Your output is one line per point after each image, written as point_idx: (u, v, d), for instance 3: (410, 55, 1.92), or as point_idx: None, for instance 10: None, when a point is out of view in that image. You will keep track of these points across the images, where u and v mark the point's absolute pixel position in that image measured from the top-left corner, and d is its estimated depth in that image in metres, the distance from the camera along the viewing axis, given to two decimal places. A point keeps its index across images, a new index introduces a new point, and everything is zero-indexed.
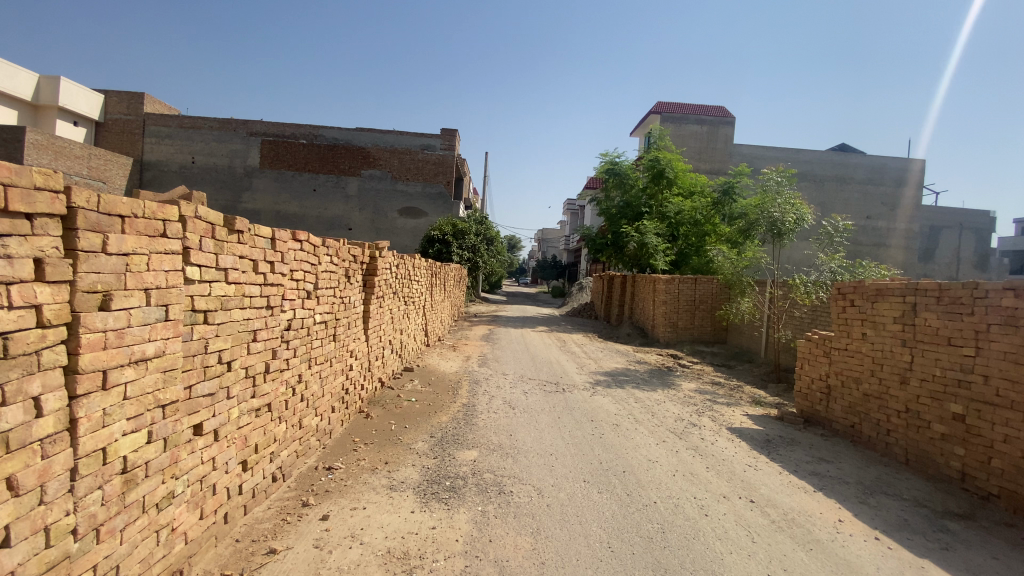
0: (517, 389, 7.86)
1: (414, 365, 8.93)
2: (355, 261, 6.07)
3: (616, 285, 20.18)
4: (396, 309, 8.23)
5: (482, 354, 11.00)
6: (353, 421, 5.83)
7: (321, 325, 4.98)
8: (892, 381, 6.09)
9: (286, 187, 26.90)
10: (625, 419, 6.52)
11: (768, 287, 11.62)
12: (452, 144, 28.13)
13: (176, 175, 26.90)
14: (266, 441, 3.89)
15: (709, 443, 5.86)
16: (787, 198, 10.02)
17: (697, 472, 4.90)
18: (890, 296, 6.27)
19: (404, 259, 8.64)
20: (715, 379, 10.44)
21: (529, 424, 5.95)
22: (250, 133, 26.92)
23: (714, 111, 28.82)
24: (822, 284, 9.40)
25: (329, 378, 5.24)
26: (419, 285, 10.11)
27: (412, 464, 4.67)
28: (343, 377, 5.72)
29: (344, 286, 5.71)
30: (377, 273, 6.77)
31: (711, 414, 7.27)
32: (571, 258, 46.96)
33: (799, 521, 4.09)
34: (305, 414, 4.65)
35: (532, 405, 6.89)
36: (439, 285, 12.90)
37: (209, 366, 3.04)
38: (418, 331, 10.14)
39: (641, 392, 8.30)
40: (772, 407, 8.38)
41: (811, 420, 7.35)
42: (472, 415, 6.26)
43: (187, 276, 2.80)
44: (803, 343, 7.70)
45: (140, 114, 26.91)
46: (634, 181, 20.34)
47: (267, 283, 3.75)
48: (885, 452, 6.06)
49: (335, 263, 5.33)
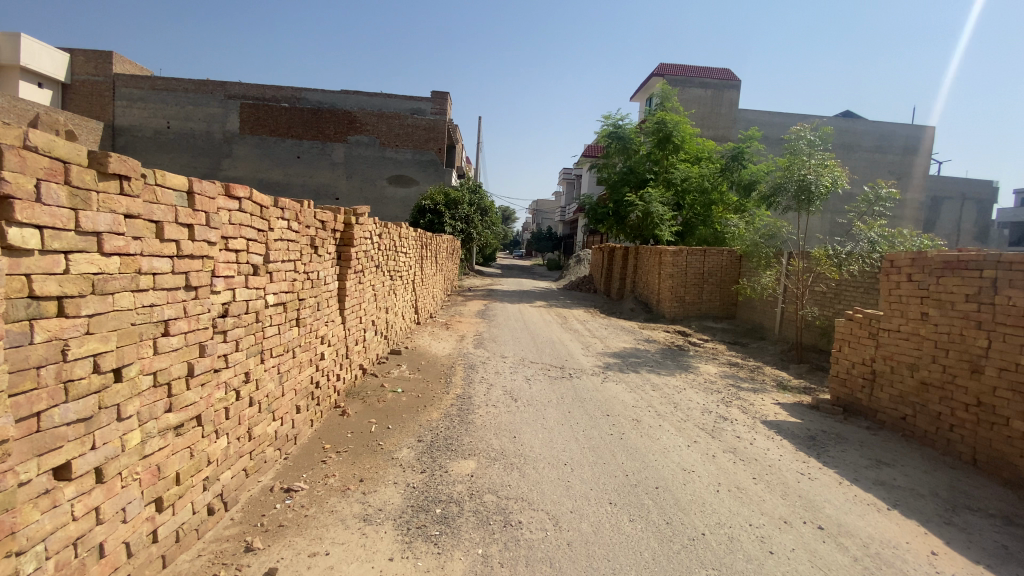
0: (518, 375, 6.91)
1: (401, 348, 7.94)
2: (324, 229, 5.01)
3: (617, 257, 19.12)
4: (379, 285, 7.18)
5: (477, 334, 10.04)
6: (326, 420, 4.91)
7: (276, 309, 3.96)
8: (960, 369, 5.21)
9: (268, 154, 25.36)
10: (645, 413, 5.61)
11: (789, 259, 10.72)
12: (443, 108, 26.49)
13: (151, 141, 25.20)
14: (193, 468, 2.93)
15: (747, 444, 4.96)
16: (821, 158, 8.94)
17: (745, 487, 4.01)
18: (962, 270, 5.32)
19: (388, 227, 7.55)
20: (732, 360, 9.56)
21: (536, 422, 5.02)
22: (227, 96, 25.21)
23: (719, 74, 27.34)
24: (858, 256, 8.52)
25: (292, 370, 4.29)
26: (406, 258, 9.03)
27: (393, 484, 3.71)
28: (313, 369, 4.75)
29: (310, 259, 4.67)
30: (353, 244, 5.71)
31: (741, 405, 6.36)
32: (567, 230, 45.53)
33: (886, 556, 3.23)
34: (257, 421, 3.68)
35: (535, 396, 5.95)
36: (429, 257, 11.89)
37: (74, 381, 2.11)
38: (406, 309, 9.14)
39: (657, 376, 7.43)
40: (802, 393, 7.52)
41: (850, 410, 6.51)
42: (467, 410, 5.30)
43: (14, 242, 1.86)
44: (842, 322, 6.80)
45: (109, 74, 24.95)
46: (637, 146, 19.16)
47: (184, 256, 2.74)
48: (947, 451, 5.24)
49: (295, 232, 4.27)
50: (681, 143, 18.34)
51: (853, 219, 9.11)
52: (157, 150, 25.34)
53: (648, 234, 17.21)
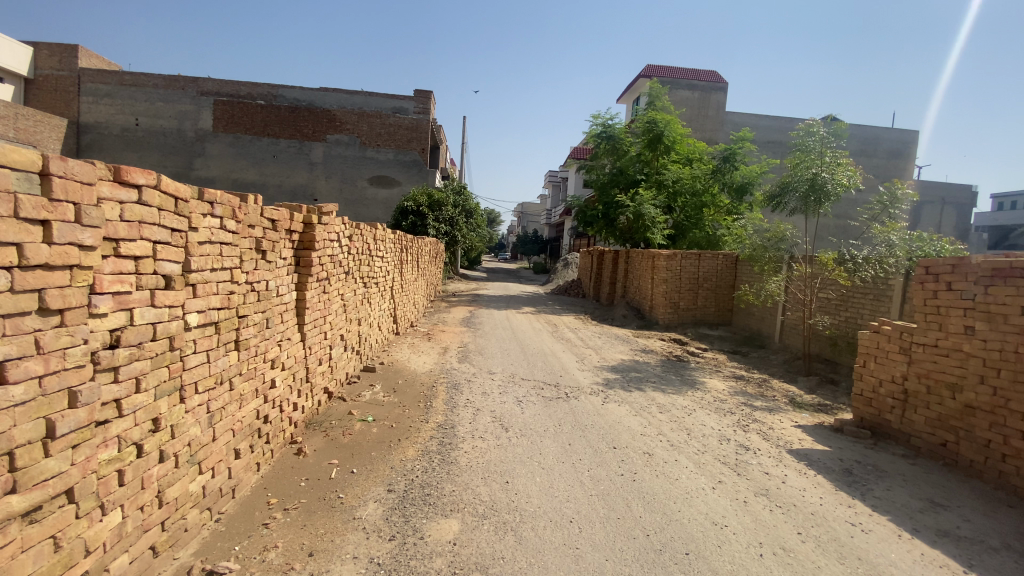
0: (508, 396, 6.08)
1: (376, 364, 7.08)
2: (275, 230, 4.15)
3: (607, 261, 18.45)
4: (349, 294, 6.32)
5: (462, 345, 9.22)
6: (278, 461, 4.05)
7: (202, 332, 3.10)
8: (1015, 393, 4.56)
9: (243, 153, 24.24)
10: (657, 444, 4.84)
11: (793, 264, 10.06)
12: (427, 107, 25.53)
13: (118, 139, 23.89)
14: (57, 567, 2.11)
15: (779, 483, 4.23)
16: (834, 156, 8.35)
17: (793, 548, 3.26)
18: (1015, 280, 4.68)
19: (361, 229, 6.70)
20: (736, 372, 8.88)
21: (532, 460, 4.22)
22: (200, 92, 23.99)
23: (706, 75, 26.95)
24: (875, 260, 8.09)
25: (229, 406, 3.44)
26: (382, 263, 8.17)
27: (350, 561, 2.85)
28: (260, 401, 3.90)
29: (255, 266, 3.80)
30: (315, 247, 4.85)
31: (760, 430, 5.62)
32: (553, 233, 44.81)
33: None
34: (172, 481, 2.83)
35: (529, 424, 5.13)
36: (410, 262, 11.07)
37: None
38: (382, 319, 8.29)
39: (663, 395, 6.70)
40: (819, 412, 6.84)
41: (877, 433, 5.86)
42: (449, 445, 4.46)
43: None
44: (866, 334, 6.17)
45: (73, 68, 23.50)
46: (627, 147, 18.53)
47: (35, 266, 1.96)
48: (999, 485, 4.59)
49: (232, 233, 3.41)
50: (671, 143, 17.66)
51: (868, 222, 8.55)
52: (125, 149, 24.00)
53: (640, 237, 16.57)
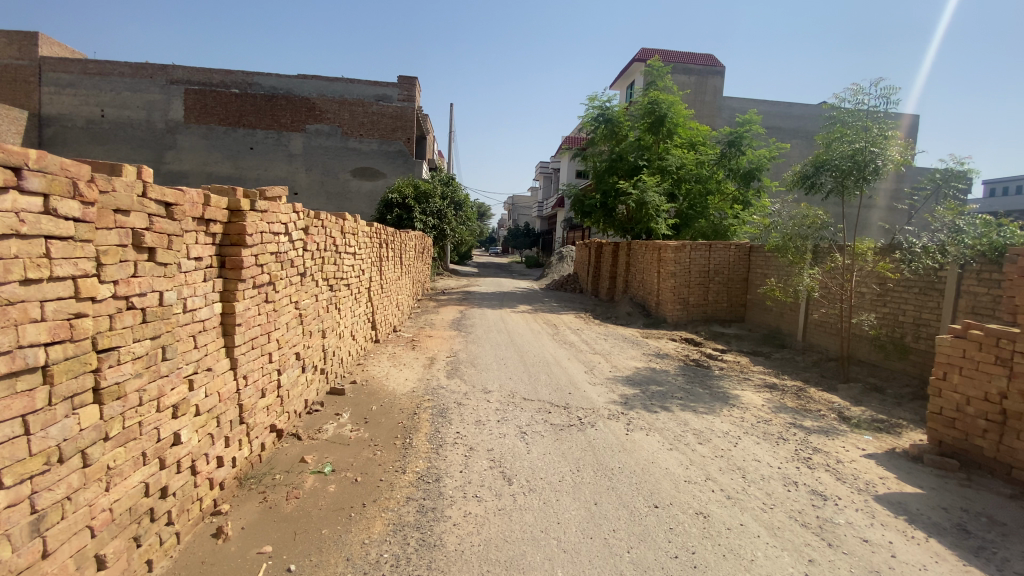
0: (508, 426, 4.88)
1: (346, 385, 5.82)
2: (174, 217, 2.88)
3: (605, 254, 17.33)
4: (307, 299, 5.02)
5: (450, 353, 8.01)
6: (184, 552, 2.81)
7: (6, 388, 1.88)
8: None
9: (218, 145, 22.66)
10: (714, 500, 3.61)
11: (827, 254, 8.83)
12: (412, 94, 23.95)
13: (83, 132, 22.13)
14: None
15: (888, 559, 3.07)
16: (881, 129, 7.13)
17: None
18: None
19: (322, 219, 5.41)
20: (767, 380, 7.75)
21: (547, 537, 3.01)
22: (170, 80, 22.35)
23: (702, 60, 25.76)
24: (932, 251, 7.01)
25: (82, 492, 2.20)
26: (355, 261, 6.87)
27: None
28: (151, 468, 2.66)
29: (136, 269, 2.55)
30: (247, 242, 3.58)
31: (826, 464, 4.46)
32: (546, 225, 43.55)
33: None
34: None
35: (539, 471, 3.90)
36: (392, 259, 9.83)
37: None
38: (356, 326, 7.03)
39: (695, 416, 5.52)
40: (880, 431, 5.71)
41: (965, 462, 4.73)
42: (432, 515, 3.22)
43: None
44: (946, 339, 5.03)
45: (34, 58, 21.79)
46: (625, 132, 17.27)
47: None
48: None
49: (77, 220, 2.15)
50: (674, 126, 16.38)
51: (921, 205, 7.42)
52: (89, 142, 22.23)
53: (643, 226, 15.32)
